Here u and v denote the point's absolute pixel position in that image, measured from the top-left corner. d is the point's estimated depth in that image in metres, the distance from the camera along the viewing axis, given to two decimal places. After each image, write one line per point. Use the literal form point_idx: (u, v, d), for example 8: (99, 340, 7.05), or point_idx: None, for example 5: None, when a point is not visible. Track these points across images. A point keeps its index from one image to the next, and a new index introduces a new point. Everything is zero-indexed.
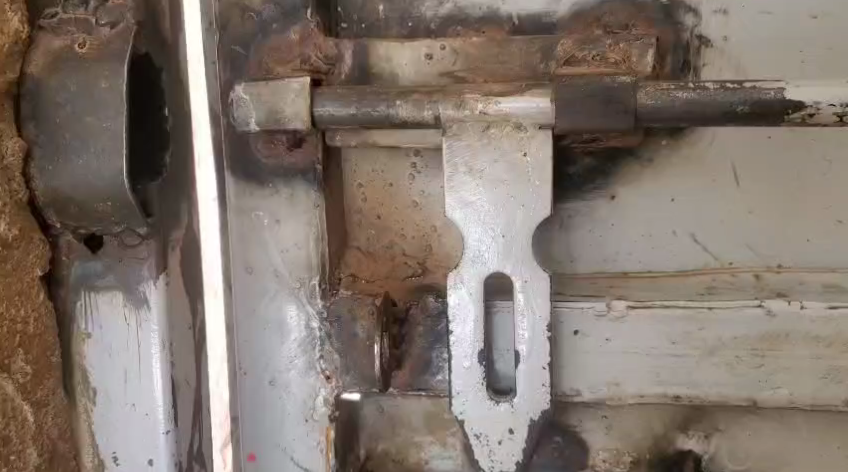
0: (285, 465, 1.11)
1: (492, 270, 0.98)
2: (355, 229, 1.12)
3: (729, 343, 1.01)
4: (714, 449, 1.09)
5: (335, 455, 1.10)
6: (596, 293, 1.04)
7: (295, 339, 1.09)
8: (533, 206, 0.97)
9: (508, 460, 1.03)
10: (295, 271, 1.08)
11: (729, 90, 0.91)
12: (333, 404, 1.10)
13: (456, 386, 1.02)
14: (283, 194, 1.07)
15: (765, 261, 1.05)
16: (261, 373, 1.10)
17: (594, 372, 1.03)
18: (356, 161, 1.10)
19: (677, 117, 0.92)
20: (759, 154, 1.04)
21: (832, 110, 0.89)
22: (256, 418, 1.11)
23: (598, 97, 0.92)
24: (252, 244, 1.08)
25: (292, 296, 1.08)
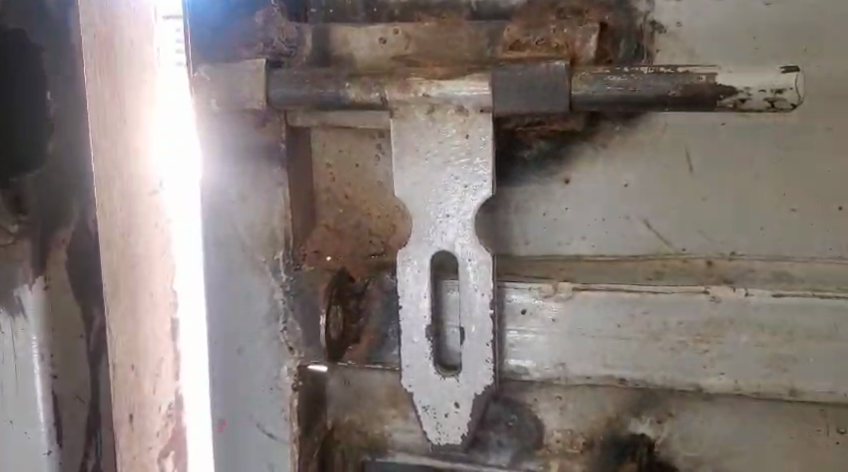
0: (254, 431, 1.17)
1: (437, 248, 1.02)
2: (323, 206, 1.14)
3: (673, 328, 1.03)
4: (666, 434, 1.11)
5: (298, 424, 1.14)
6: (545, 274, 1.06)
7: (261, 311, 1.13)
8: (475, 186, 1.01)
9: (454, 433, 1.06)
10: (259, 247, 1.12)
11: (662, 75, 0.93)
12: (296, 375, 1.13)
13: (404, 360, 1.06)
14: (249, 171, 1.10)
15: (719, 248, 1.06)
16: (230, 341, 1.16)
17: (541, 351, 1.06)
18: (324, 141, 1.13)
19: (611, 102, 0.94)
20: (714, 140, 1.05)
21: (762, 97, 0.91)
22: (227, 384, 1.17)
23: (535, 82, 0.95)
24: (219, 219, 1.13)
25: (258, 269, 1.12)
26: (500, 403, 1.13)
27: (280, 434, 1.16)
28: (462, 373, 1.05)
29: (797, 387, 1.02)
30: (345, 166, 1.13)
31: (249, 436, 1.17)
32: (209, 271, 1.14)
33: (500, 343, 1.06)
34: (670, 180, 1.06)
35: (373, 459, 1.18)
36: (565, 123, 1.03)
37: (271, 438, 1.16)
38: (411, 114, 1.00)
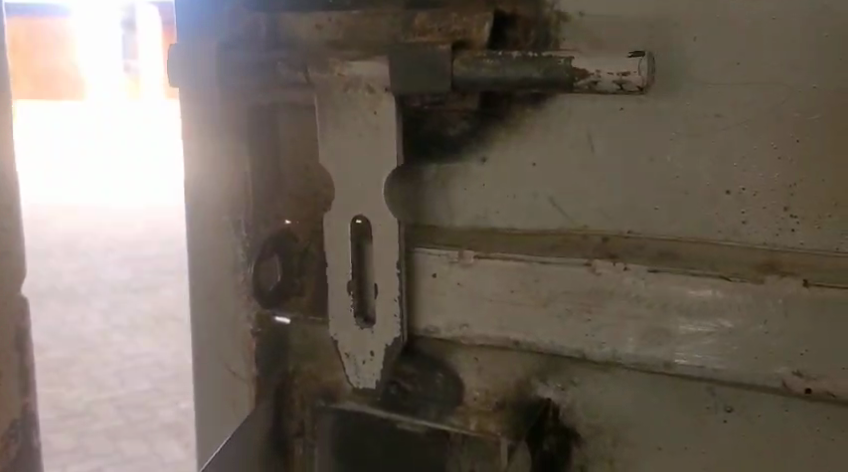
0: (221, 369, 1.34)
1: (350, 215, 1.18)
2: (282, 189, 1.27)
3: (559, 296, 1.12)
4: (571, 399, 1.19)
5: (254, 364, 1.32)
6: (455, 242, 1.18)
7: (229, 263, 1.31)
8: (376, 159, 1.15)
9: (369, 379, 1.21)
10: (224, 209, 1.29)
11: (528, 59, 1.06)
12: (255, 320, 1.31)
13: (331, 311, 1.21)
14: (221, 141, 1.27)
15: (616, 226, 1.14)
16: (203, 290, 1.33)
17: (447, 312, 1.18)
18: (289, 119, 1.24)
19: (486, 83, 1.08)
20: (613, 123, 1.12)
21: (611, 79, 1.03)
22: (200, 327, 1.34)
23: (421, 64, 1.10)
24: (194, 182, 1.30)
25: (225, 227, 1.30)
26: (427, 360, 1.23)
27: (241, 372, 1.33)
28: (375, 325, 1.19)
29: (671, 360, 1.09)
30: (307, 142, 1.24)
31: (216, 373, 1.35)
32: (191, 229, 1.32)
33: (412, 301, 1.19)
34: (576, 161, 1.14)
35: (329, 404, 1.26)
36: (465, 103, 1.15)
37: (234, 376, 1.34)
38: (330, 92, 1.15)
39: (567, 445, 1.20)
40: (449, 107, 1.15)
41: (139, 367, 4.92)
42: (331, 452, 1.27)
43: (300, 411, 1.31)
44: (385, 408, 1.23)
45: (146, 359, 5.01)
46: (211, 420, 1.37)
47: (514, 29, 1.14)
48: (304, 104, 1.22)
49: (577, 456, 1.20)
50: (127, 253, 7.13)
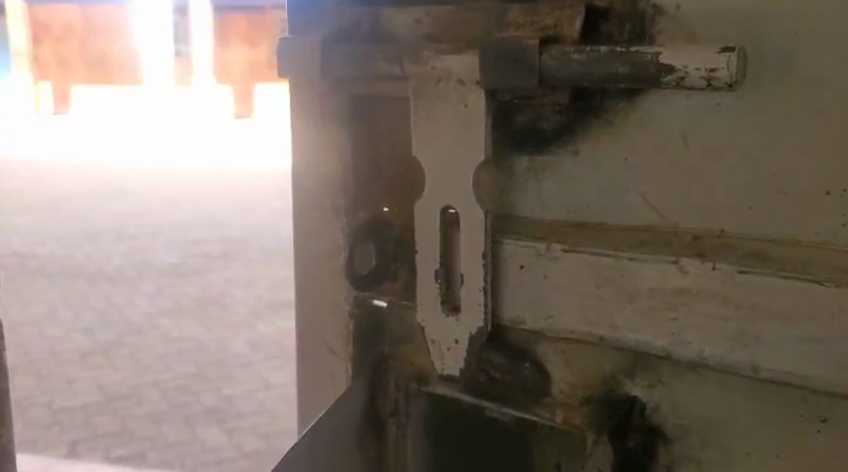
0: (321, 349, 1.38)
1: (437, 204, 1.19)
2: (377, 176, 1.28)
3: (646, 293, 1.12)
4: (657, 398, 1.18)
5: (351, 345, 1.35)
6: (544, 236, 1.19)
7: (330, 248, 1.33)
8: (466, 149, 1.16)
9: (454, 364, 1.22)
10: (325, 194, 1.32)
11: (617, 54, 1.05)
12: (353, 303, 1.33)
13: (418, 297, 1.23)
14: (325, 129, 1.30)
15: (710, 226, 1.10)
16: (306, 271, 1.37)
17: (534, 304, 1.20)
18: (390, 110, 1.25)
19: (575, 76, 1.08)
20: (709, 119, 1.08)
21: (698, 74, 1.01)
22: (303, 304, 1.38)
23: (510, 57, 1.11)
24: (298, 167, 1.34)
25: (326, 212, 1.33)
26: (514, 351, 1.24)
27: (338, 351, 1.37)
28: (459, 312, 1.20)
29: (758, 364, 1.07)
30: (405, 135, 1.25)
31: (317, 352, 1.39)
32: (296, 213, 1.36)
33: (501, 292, 1.21)
34: (673, 155, 1.11)
35: (421, 387, 1.29)
36: (556, 96, 1.14)
37: (332, 355, 1.37)
38: (423, 86, 1.18)
39: (654, 444, 1.19)
40: (540, 101, 1.17)
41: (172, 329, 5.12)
42: (427, 439, 1.31)
43: (394, 393, 1.32)
44: (472, 395, 1.24)
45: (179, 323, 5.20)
46: (310, 393, 1.42)
47: (608, 23, 1.11)
48: (398, 96, 1.23)
49: (664, 456, 1.19)
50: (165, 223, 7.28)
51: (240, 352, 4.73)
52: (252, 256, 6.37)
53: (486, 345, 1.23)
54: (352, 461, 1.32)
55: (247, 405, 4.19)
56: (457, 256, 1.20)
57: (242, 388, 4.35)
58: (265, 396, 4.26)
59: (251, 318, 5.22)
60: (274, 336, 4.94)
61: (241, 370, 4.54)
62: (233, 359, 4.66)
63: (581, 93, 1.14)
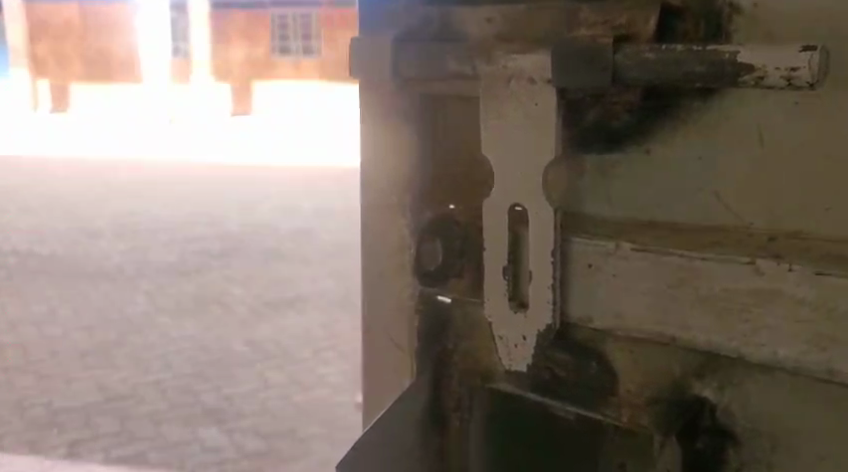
0: (387, 344, 1.39)
1: (504, 203, 1.19)
2: (444, 175, 1.29)
3: (720, 293, 1.11)
4: (728, 400, 1.17)
5: (417, 340, 1.35)
6: (614, 233, 1.18)
7: (398, 244, 1.34)
8: (536, 147, 1.16)
9: (521, 361, 1.23)
10: (393, 191, 1.33)
11: (692, 52, 1.05)
12: (419, 298, 1.34)
13: (486, 294, 1.23)
14: (395, 126, 1.31)
15: (786, 226, 1.10)
16: (373, 267, 1.38)
17: (603, 304, 1.19)
18: (460, 108, 1.26)
19: (649, 76, 1.08)
20: (786, 117, 1.08)
21: (779, 74, 1.00)
22: (370, 299, 1.40)
23: (583, 56, 1.10)
24: (368, 163, 1.35)
25: (394, 208, 1.33)
26: (580, 350, 1.22)
27: (404, 345, 1.37)
28: (528, 309, 1.21)
29: (834, 367, 1.06)
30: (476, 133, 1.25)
31: (383, 347, 1.39)
32: (365, 209, 1.38)
33: (569, 290, 1.20)
34: (747, 155, 1.11)
35: (485, 383, 1.29)
36: (629, 95, 1.14)
37: (400, 350, 1.38)
38: (493, 85, 1.18)
39: (724, 445, 1.19)
40: (612, 97, 1.15)
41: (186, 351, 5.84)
42: (488, 439, 1.32)
43: (458, 388, 1.32)
44: (538, 393, 1.24)
45: (194, 345, 5.95)
46: (377, 387, 1.43)
47: (684, 22, 1.11)
48: (470, 93, 1.23)
49: (734, 458, 1.18)
50: (177, 263, 7.80)
51: (250, 393, 5.23)
52: (264, 301, 6.81)
53: (552, 343, 1.22)
54: (419, 450, 1.34)
55: (250, 441, 4.66)
56: (526, 253, 1.20)
57: (243, 422, 4.87)
58: (269, 434, 4.74)
59: (261, 364, 5.62)
60: (283, 380, 5.39)
61: (247, 407, 5.07)
62: (243, 399, 5.18)
63: (655, 91, 1.14)
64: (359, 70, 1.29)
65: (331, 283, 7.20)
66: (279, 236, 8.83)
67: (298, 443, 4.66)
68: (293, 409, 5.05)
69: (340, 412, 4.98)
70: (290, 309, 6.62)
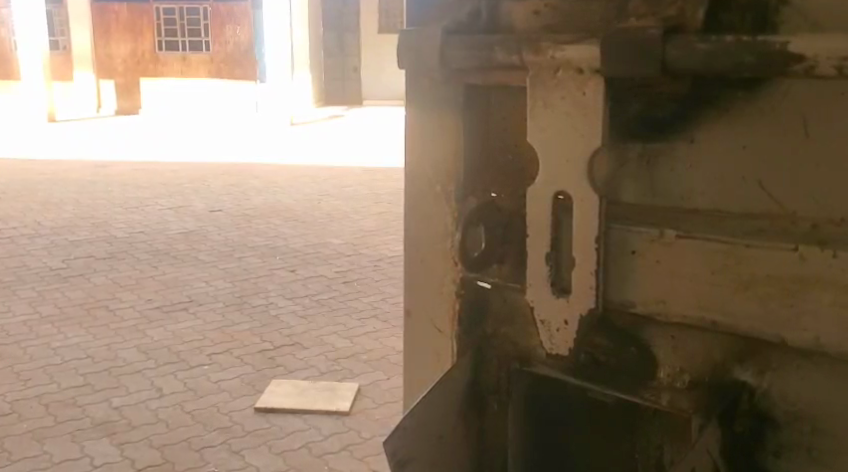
0: (427, 327, 1.39)
1: (547, 189, 1.22)
2: (485, 165, 1.30)
3: (763, 279, 1.14)
4: (767, 385, 1.19)
5: (458, 324, 1.36)
6: (658, 221, 1.21)
7: (443, 231, 1.35)
8: (584, 131, 1.18)
9: (562, 345, 1.23)
10: (437, 178, 1.34)
11: (742, 43, 1.09)
12: (460, 282, 1.35)
13: (527, 279, 1.25)
14: (436, 114, 1.32)
15: (828, 214, 1.12)
16: (415, 250, 1.39)
17: (646, 289, 1.22)
18: (502, 100, 1.28)
19: (699, 67, 1.11)
20: (831, 106, 1.11)
21: (830, 64, 1.05)
22: (411, 282, 1.40)
23: (634, 44, 1.13)
24: (408, 150, 1.36)
25: (440, 194, 1.34)
26: (621, 335, 1.25)
27: (445, 329, 1.37)
28: (570, 294, 1.22)
29: None
30: (519, 124, 1.26)
31: (423, 330, 1.40)
32: (406, 196, 1.38)
33: (614, 278, 1.23)
34: (790, 147, 1.13)
35: (522, 367, 1.31)
36: (673, 86, 1.18)
37: (439, 333, 1.38)
38: (541, 75, 1.20)
39: (762, 431, 1.21)
40: (656, 87, 1.19)
41: (67, 362, 4.34)
42: (525, 421, 1.32)
43: (497, 371, 1.34)
44: (577, 376, 1.27)
45: (69, 357, 4.39)
46: (415, 368, 1.44)
47: (731, 15, 1.14)
48: (515, 85, 1.25)
49: (771, 443, 1.21)
50: (53, 239, 6.87)
51: (133, 366, 4.27)
52: (140, 271, 5.90)
53: (594, 325, 1.24)
54: (458, 428, 1.34)
55: (141, 415, 3.74)
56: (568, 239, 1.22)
57: (131, 395, 3.94)
58: (161, 406, 3.83)
59: (141, 338, 4.64)
60: (169, 350, 4.47)
61: (133, 380, 4.10)
62: (129, 372, 4.19)
63: (700, 82, 1.17)
64: (407, 59, 1.30)
65: (213, 256, 6.31)
66: (155, 211, 7.85)
67: (196, 413, 3.76)
68: (181, 378, 4.13)
69: (235, 380, 4.10)
70: (169, 282, 5.67)
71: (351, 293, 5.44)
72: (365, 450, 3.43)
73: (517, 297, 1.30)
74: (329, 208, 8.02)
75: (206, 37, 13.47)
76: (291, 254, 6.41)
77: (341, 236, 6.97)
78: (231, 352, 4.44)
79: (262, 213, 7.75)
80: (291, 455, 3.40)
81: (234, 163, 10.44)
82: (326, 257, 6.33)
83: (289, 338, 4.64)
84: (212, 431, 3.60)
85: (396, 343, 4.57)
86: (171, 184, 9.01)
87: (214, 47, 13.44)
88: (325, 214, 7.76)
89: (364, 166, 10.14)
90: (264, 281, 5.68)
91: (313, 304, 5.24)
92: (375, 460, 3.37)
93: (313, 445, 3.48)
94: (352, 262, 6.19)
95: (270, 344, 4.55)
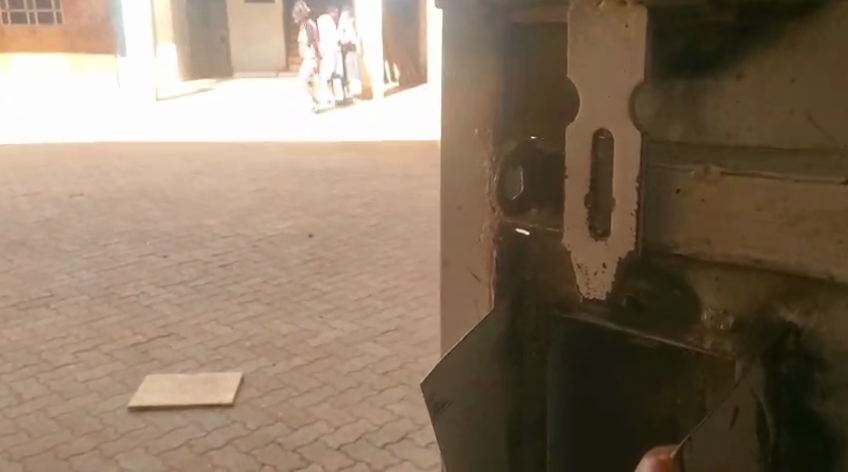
0: (466, 276, 1.36)
1: (583, 127, 1.16)
2: (523, 109, 1.27)
3: (809, 216, 1.08)
4: (815, 323, 1.13)
5: (495, 272, 1.32)
6: (703, 158, 1.15)
7: (482, 175, 1.31)
8: (627, 68, 1.12)
9: (600, 290, 1.16)
10: (473, 123, 1.31)
11: None
12: (496, 230, 1.31)
13: (567, 223, 1.19)
14: (474, 56, 1.29)
15: None
16: (454, 197, 1.35)
17: (689, 229, 1.15)
18: (542, 38, 1.24)
19: None
20: None
21: None
22: (448, 225, 1.37)
23: None
24: (446, 98, 1.33)
25: (478, 139, 1.31)
26: (663, 277, 1.20)
27: (483, 277, 1.34)
28: (609, 237, 1.15)
29: None
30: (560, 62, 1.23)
31: (462, 279, 1.37)
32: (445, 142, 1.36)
33: (656, 217, 1.17)
34: (839, 75, 1.09)
35: (561, 313, 1.27)
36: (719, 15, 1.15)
37: (477, 282, 1.35)
38: (582, 7, 1.15)
39: (810, 373, 1.14)
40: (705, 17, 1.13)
41: None
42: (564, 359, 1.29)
43: (535, 318, 1.29)
44: (618, 322, 1.22)
45: None
46: (452, 318, 1.41)
47: None
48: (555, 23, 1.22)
49: (819, 382, 1.14)
50: None
51: None
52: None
53: (634, 266, 1.18)
54: (495, 379, 1.30)
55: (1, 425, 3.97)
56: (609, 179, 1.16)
57: None
58: (22, 414, 4.07)
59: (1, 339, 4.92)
60: (28, 351, 4.76)
61: None
62: None
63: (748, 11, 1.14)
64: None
65: (78, 245, 6.62)
66: (11, 197, 8.03)
67: (61, 418, 4.02)
68: (44, 381, 4.40)
69: (105, 379, 4.40)
70: (28, 275, 5.97)
71: (225, 275, 5.88)
72: (250, 442, 3.76)
73: (555, 244, 1.26)
74: (200, 186, 8.39)
75: (57, 10, 15.71)
76: (163, 239, 6.75)
77: (216, 217, 7.33)
78: (100, 348, 4.77)
79: (128, 195, 8.04)
80: (169, 456, 3.67)
81: (89, 141, 10.76)
82: (203, 240, 6.70)
83: (162, 329, 5.00)
84: (83, 436, 3.85)
85: (278, 326, 5.01)
86: (24, 166, 9.26)
87: (65, 20, 15.62)
88: (195, 194, 8.11)
89: (234, 141, 10.64)
90: (133, 269, 6.04)
91: (189, 290, 5.64)
92: (260, 451, 3.70)
93: (194, 442, 3.76)
94: (229, 243, 6.60)
95: (143, 337, 4.90)
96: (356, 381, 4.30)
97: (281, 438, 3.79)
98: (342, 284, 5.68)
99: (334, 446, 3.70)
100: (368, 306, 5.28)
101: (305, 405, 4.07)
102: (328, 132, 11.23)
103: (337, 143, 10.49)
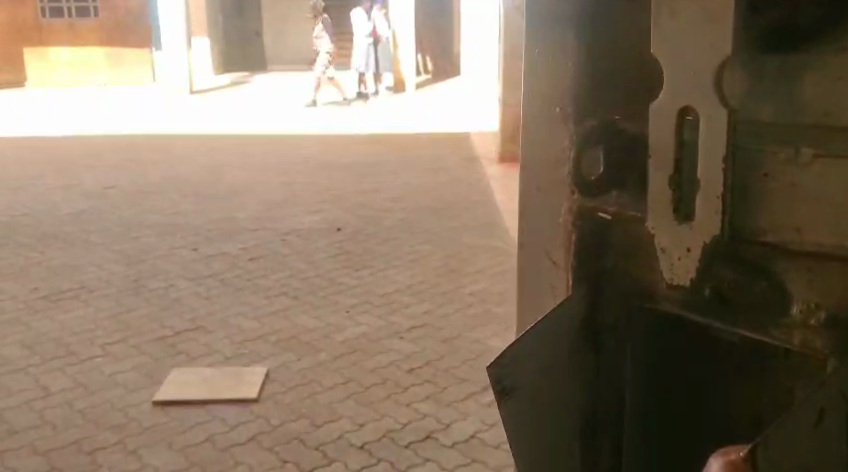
0: (530, 258, 1.41)
1: (668, 105, 1.15)
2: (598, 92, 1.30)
3: None
4: None
5: (568, 257, 1.36)
6: (796, 140, 1.11)
7: (555, 158, 1.35)
8: (715, 42, 1.10)
9: (682, 276, 1.17)
10: (544, 108, 1.34)
11: None
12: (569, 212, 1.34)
13: (649, 208, 1.19)
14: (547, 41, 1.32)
15: None
16: (522, 181, 1.39)
17: (779, 213, 1.12)
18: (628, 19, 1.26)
19: None
20: None
21: None
22: (515, 209, 1.42)
23: None
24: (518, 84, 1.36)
25: (552, 122, 1.34)
26: (749, 268, 1.15)
27: (551, 262, 1.38)
28: (693, 221, 1.15)
29: None
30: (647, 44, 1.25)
31: (524, 262, 1.41)
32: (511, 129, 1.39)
33: (744, 201, 1.14)
34: None
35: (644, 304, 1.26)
36: None
37: (544, 267, 1.39)
38: None
39: None
40: None
41: None
42: (643, 357, 1.26)
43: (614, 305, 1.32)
44: (701, 315, 1.19)
45: None
46: (514, 300, 1.45)
47: None
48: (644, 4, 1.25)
49: None
50: None
51: (17, 363, 4.50)
52: (28, 258, 6.15)
53: (720, 255, 1.16)
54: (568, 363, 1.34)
55: (26, 418, 3.94)
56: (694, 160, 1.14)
57: (15, 396, 4.14)
58: (47, 407, 4.04)
59: (28, 331, 4.90)
60: (56, 343, 4.73)
61: (18, 379, 4.31)
62: (12, 370, 4.42)
63: None
64: None
65: (108, 237, 6.60)
66: (44, 189, 8.03)
67: (86, 412, 3.99)
68: (70, 374, 4.37)
69: (131, 373, 4.36)
70: (57, 267, 5.95)
71: (254, 269, 5.84)
72: (273, 438, 3.72)
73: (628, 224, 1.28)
74: (233, 179, 8.36)
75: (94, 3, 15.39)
76: (192, 232, 6.71)
77: (246, 210, 7.29)
78: (127, 341, 4.74)
79: (160, 188, 8.01)
80: (192, 451, 3.63)
81: (123, 135, 10.75)
82: (231, 233, 6.67)
83: (189, 323, 4.97)
84: (107, 430, 3.82)
85: (305, 321, 4.97)
86: (59, 159, 9.25)
87: (103, 14, 15.48)
88: (226, 187, 8.08)
89: (269, 134, 10.61)
90: (162, 263, 6.01)
91: (217, 283, 5.60)
92: (283, 448, 3.65)
93: (217, 438, 3.72)
94: (259, 237, 6.57)
95: (170, 330, 4.86)
96: (382, 377, 4.25)
97: (305, 435, 3.75)
98: (369, 279, 5.62)
99: (357, 444, 3.65)
100: (396, 302, 5.23)
101: (329, 402, 4.02)
102: (361, 126, 11.17)
103: (372, 136, 10.45)
